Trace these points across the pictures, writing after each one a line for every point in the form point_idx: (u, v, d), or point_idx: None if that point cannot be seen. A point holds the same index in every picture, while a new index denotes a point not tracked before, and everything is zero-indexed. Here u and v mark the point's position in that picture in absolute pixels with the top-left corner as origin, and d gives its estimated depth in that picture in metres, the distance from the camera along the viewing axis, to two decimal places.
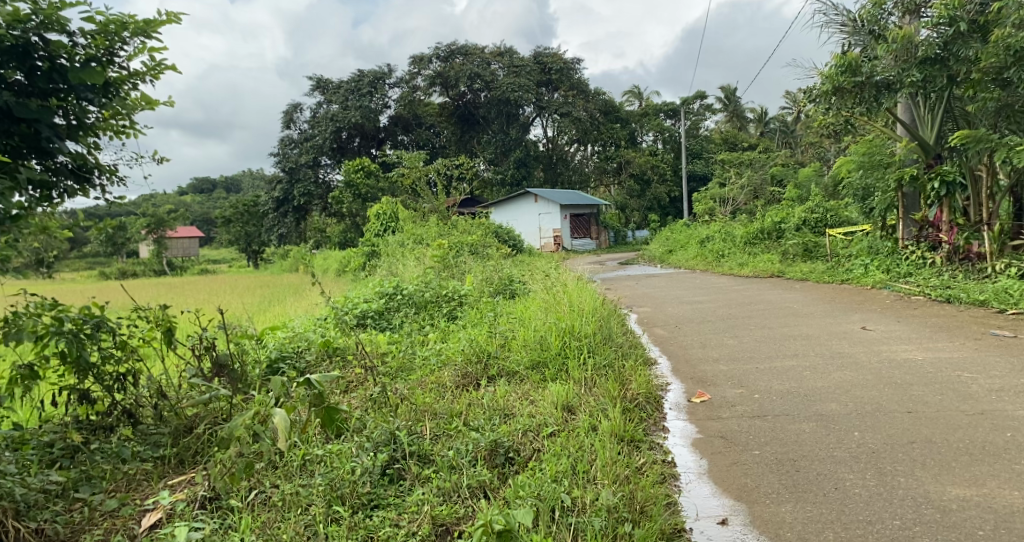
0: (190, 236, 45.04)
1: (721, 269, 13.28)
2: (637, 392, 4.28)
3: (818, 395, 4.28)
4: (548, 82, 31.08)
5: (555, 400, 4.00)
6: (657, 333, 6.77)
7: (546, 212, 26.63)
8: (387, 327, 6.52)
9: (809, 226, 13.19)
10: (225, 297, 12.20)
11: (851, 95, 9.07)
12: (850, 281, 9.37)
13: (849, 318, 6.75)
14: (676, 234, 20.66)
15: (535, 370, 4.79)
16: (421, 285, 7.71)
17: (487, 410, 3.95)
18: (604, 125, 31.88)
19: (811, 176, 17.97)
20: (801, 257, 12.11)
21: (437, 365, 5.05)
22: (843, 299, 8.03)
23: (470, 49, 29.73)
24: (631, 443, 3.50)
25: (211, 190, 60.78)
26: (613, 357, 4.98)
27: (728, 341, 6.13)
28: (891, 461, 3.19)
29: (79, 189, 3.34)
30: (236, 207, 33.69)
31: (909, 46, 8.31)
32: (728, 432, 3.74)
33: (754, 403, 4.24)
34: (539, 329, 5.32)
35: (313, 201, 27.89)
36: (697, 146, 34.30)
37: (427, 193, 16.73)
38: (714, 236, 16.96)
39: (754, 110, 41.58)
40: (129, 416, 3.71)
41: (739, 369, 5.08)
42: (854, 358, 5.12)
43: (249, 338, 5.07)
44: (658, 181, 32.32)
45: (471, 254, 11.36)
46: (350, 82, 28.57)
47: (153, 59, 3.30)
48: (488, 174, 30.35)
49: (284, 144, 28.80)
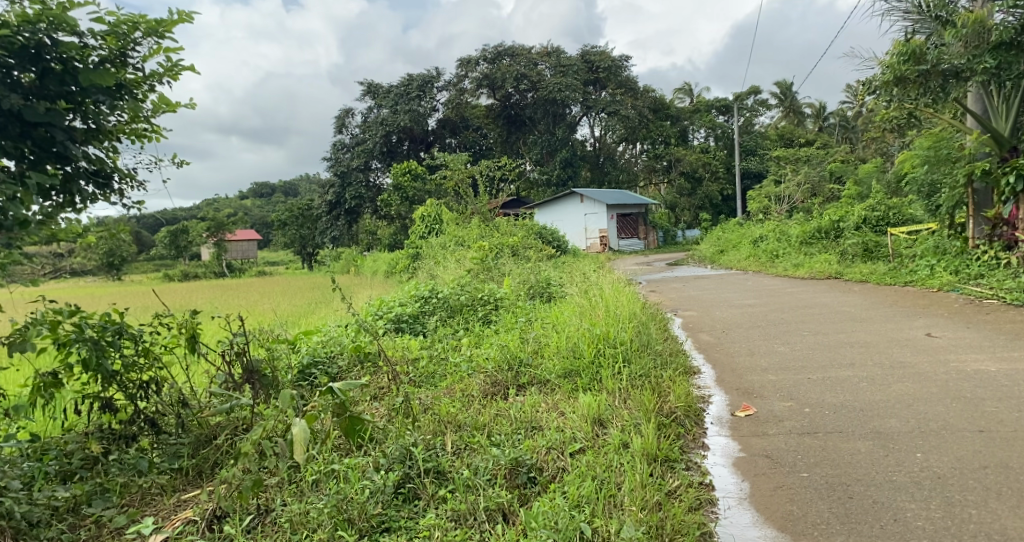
0: (250, 239, 46.56)
1: (774, 270, 12.72)
2: (675, 405, 4.01)
3: (876, 409, 3.93)
4: (595, 82, 30.69)
5: (585, 413, 3.79)
6: (701, 338, 6.45)
7: (593, 212, 26.26)
8: (422, 332, 6.38)
9: (870, 224, 12.48)
10: (274, 300, 12.41)
11: (914, 86, 8.49)
12: (913, 284, 8.80)
13: (912, 324, 6.28)
14: (728, 233, 20.01)
15: (567, 379, 4.58)
16: (458, 288, 7.58)
17: (513, 422, 3.80)
18: (653, 123, 31.27)
19: (872, 173, 17.15)
20: (861, 257, 11.48)
21: (467, 372, 4.92)
22: (905, 303, 7.50)
23: (517, 50, 29.53)
24: (666, 463, 3.25)
25: (270, 195, 62.79)
26: (651, 366, 4.72)
27: (777, 348, 5.77)
28: (960, 488, 2.85)
29: (100, 193, 3.30)
30: (291, 211, 34.53)
31: (981, 31, 7.73)
32: (773, 451, 3.46)
33: (803, 418, 3.92)
34: (573, 336, 5.10)
35: (363, 204, 28.26)
36: (751, 143, 33.31)
37: (471, 195, 16.68)
38: (767, 236, 16.34)
39: (812, 104, 40.09)
40: (151, 424, 3.64)
41: (788, 380, 4.75)
42: (917, 369, 4.71)
43: (280, 342, 5.04)
44: (710, 179, 31.53)
45: (513, 256, 11.18)
46: (399, 87, 28.82)
47: (169, 60, 3.18)
48: (535, 175, 30.18)
49: (335, 148, 29.30)
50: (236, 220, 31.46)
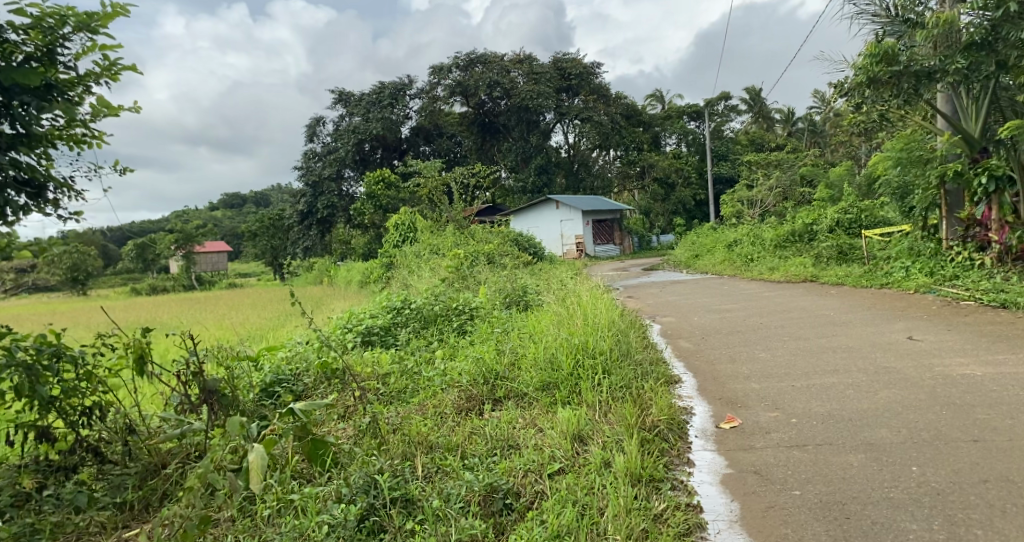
0: (220, 250, 45.78)
1: (750, 274, 12.69)
2: (658, 417, 3.82)
3: (866, 418, 3.78)
4: (568, 88, 30.66)
5: (564, 429, 3.60)
6: (681, 345, 6.29)
7: (568, 218, 26.19)
8: (394, 344, 6.13)
9: (843, 227, 12.51)
10: (243, 313, 12.03)
11: (887, 87, 8.49)
12: (890, 286, 8.78)
13: (893, 327, 6.19)
14: (703, 238, 20.04)
15: (545, 392, 4.37)
16: (431, 298, 7.34)
17: (488, 441, 3.60)
18: (627, 129, 31.33)
19: (844, 176, 17.29)
20: (835, 260, 11.47)
21: (441, 386, 4.71)
22: (883, 306, 7.43)
23: (489, 57, 29.43)
24: (650, 483, 3.06)
25: (241, 205, 62.03)
26: (632, 377, 4.53)
27: (759, 355, 5.62)
28: (963, 507, 2.74)
29: (34, 206, 3.00)
30: (262, 222, 33.94)
31: (951, 32, 7.80)
32: (762, 466, 3.30)
33: (791, 428, 3.77)
34: (550, 346, 4.90)
35: (336, 213, 27.86)
36: (722, 149, 33.59)
37: (445, 202, 16.45)
38: (742, 240, 16.36)
39: (781, 110, 40.55)
40: (94, 454, 3.33)
41: (773, 388, 4.59)
42: (903, 374, 4.59)
43: (241, 359, 4.78)
44: (683, 184, 31.71)
45: (488, 264, 10.97)
46: (371, 95, 28.51)
47: (106, 59, 2.93)
48: (509, 182, 30.05)
49: (307, 157, 28.86)
50: (205, 231, 30.82)
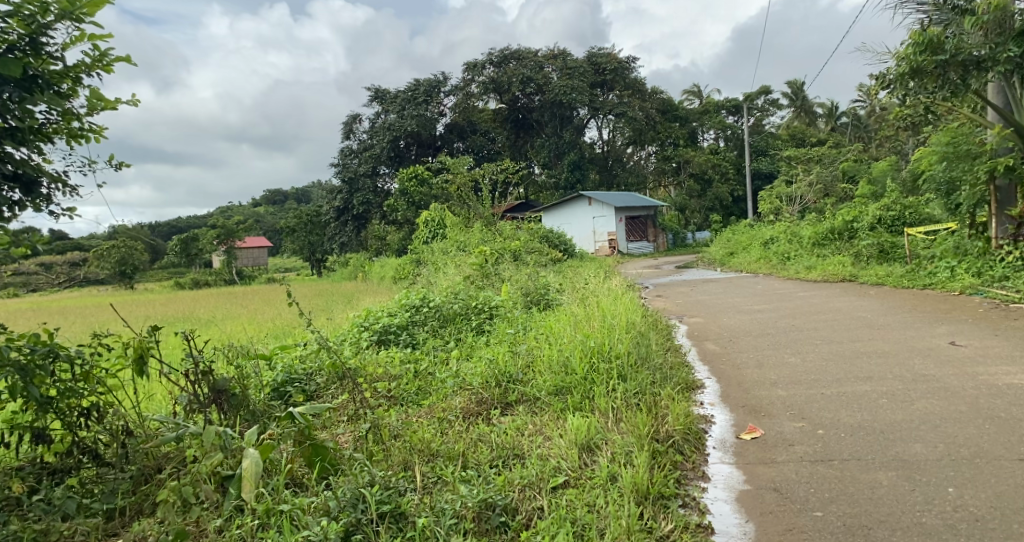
0: (260, 246, 46.73)
1: (786, 273, 12.29)
2: (672, 427, 3.60)
3: (899, 431, 3.52)
4: (602, 83, 30.21)
5: (572, 438, 3.43)
6: (707, 348, 6.05)
7: (601, 215, 25.88)
8: (412, 344, 6.00)
9: (885, 224, 11.98)
10: (274, 309, 12.16)
11: (932, 78, 8.02)
12: (934, 286, 8.35)
13: (934, 331, 5.84)
14: (738, 235, 19.54)
15: (557, 398, 4.19)
16: (451, 296, 7.21)
17: (494, 450, 3.45)
18: (662, 124, 30.80)
19: (888, 172, 16.62)
20: (876, 259, 10.99)
21: (453, 388, 4.58)
22: (925, 308, 7.05)
23: (523, 52, 29.16)
24: (658, 501, 2.88)
25: (283, 202, 63.37)
26: (649, 383, 4.31)
27: (787, 360, 5.35)
28: (1002, 535, 2.49)
29: (28, 201, 2.94)
30: (299, 218, 34.44)
31: (1004, 17, 7.40)
32: (781, 483, 3.07)
33: (816, 441, 3.52)
34: (565, 348, 4.71)
35: (371, 209, 28.09)
36: (762, 144, 32.80)
37: (475, 199, 16.35)
38: (779, 238, 15.88)
39: (824, 104, 39.31)
40: (92, 456, 3.28)
41: (801, 396, 4.33)
42: (942, 383, 4.29)
43: (253, 359, 4.72)
44: (720, 180, 31.05)
45: (514, 262, 10.81)
46: (405, 92, 28.58)
47: (97, 49, 2.85)
48: (543, 178, 29.83)
49: (342, 154, 29.12)
50: (245, 228, 31.40)
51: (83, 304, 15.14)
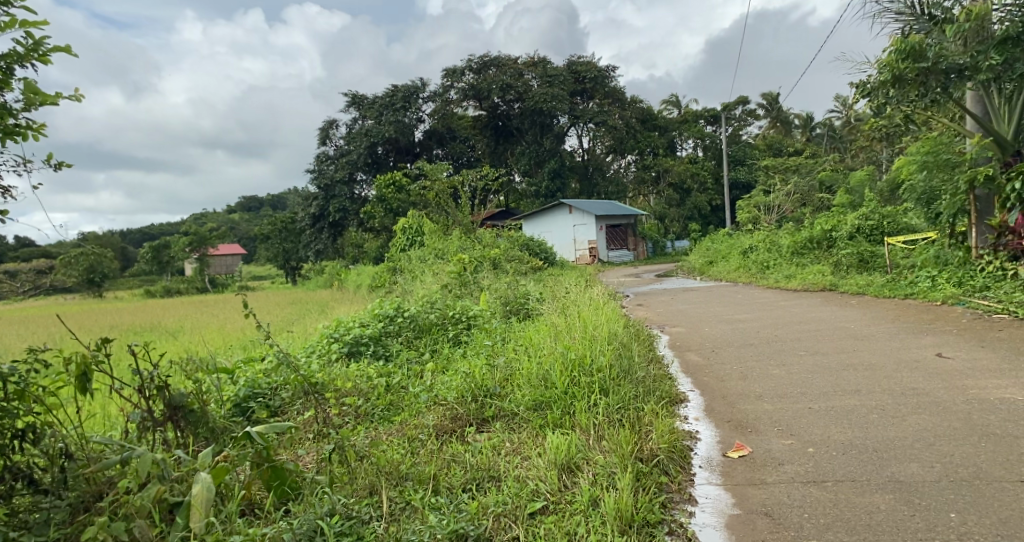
0: (234, 253, 45.96)
1: (766, 282, 12.22)
2: (657, 445, 3.40)
3: (893, 449, 3.37)
4: (582, 92, 30.22)
5: (552, 457, 3.22)
6: (690, 359, 5.87)
7: (581, 223, 25.83)
8: (385, 357, 5.73)
9: (864, 234, 11.95)
10: (245, 318, 11.77)
11: (913, 86, 7.96)
12: (915, 296, 8.28)
13: (920, 342, 5.73)
14: (718, 244, 19.49)
15: (536, 413, 3.97)
16: (426, 305, 6.96)
17: (468, 471, 3.23)
18: (641, 133, 30.82)
19: (865, 182, 16.69)
20: (855, 268, 10.95)
21: (427, 404, 4.34)
22: (907, 318, 6.95)
23: (503, 60, 29.08)
24: (643, 529, 2.68)
25: (259, 208, 62.63)
26: (631, 397, 4.10)
27: (772, 372, 5.16)
28: None
29: None
30: (274, 225, 33.90)
31: (983, 25, 7.35)
32: (773, 507, 2.89)
33: (808, 460, 3.35)
34: (545, 361, 4.48)
35: (348, 216, 27.70)
36: (739, 153, 33.00)
37: (454, 205, 16.14)
38: (757, 247, 15.85)
39: (800, 115, 39.70)
40: (28, 480, 2.97)
41: (788, 410, 4.15)
42: (933, 397, 4.16)
43: (214, 373, 4.42)
44: (699, 190, 31.15)
45: (492, 269, 10.58)
46: (384, 98, 28.30)
47: (31, 37, 2.60)
48: (523, 186, 29.67)
49: (320, 160, 28.72)
50: (219, 234, 30.81)
51: (46, 313, 14.58)
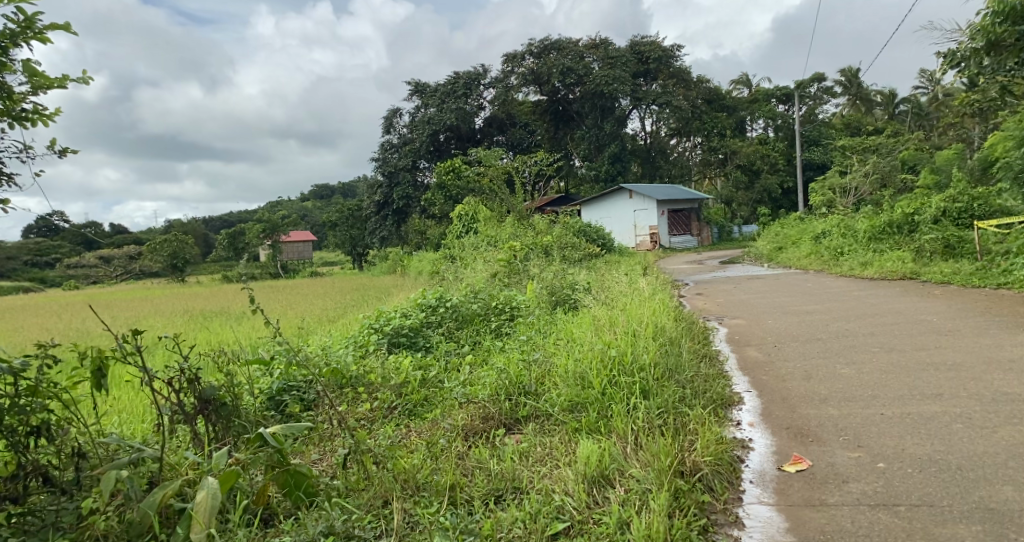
0: (304, 241, 47.35)
1: (839, 269, 11.42)
2: (701, 457, 3.04)
3: (980, 468, 2.90)
4: (645, 72, 29.27)
5: (582, 468, 2.92)
6: (749, 355, 5.44)
7: (642, 208, 25.14)
8: (424, 349, 5.54)
9: (951, 217, 10.97)
10: (306, 305, 11.88)
11: (1012, 52, 7.16)
12: (1008, 287, 7.50)
13: (1016, 338, 5.10)
14: (788, 229, 18.50)
15: (571, 416, 3.68)
16: (468, 295, 6.74)
17: (491, 481, 2.98)
18: (708, 114, 29.66)
19: (952, 161, 15.46)
20: (940, 255, 10.07)
21: (460, 401, 4.11)
22: (1000, 311, 6.26)
23: (564, 43, 28.47)
24: None
25: (330, 196, 64.45)
26: (677, 400, 3.75)
27: (840, 372, 4.67)
28: None
29: None
30: (341, 212, 34.56)
31: None
32: (834, 535, 2.51)
33: (877, 477, 2.92)
34: (583, 358, 4.17)
35: (411, 203, 27.85)
36: (814, 133, 31.37)
37: (508, 192, 15.89)
38: (830, 231, 14.93)
39: (881, 92, 37.27)
40: (43, 478, 2.87)
41: (856, 416, 3.71)
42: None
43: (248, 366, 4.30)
44: (769, 171, 29.76)
45: (543, 257, 10.26)
46: (445, 85, 28.26)
47: (21, 11, 2.47)
48: (583, 171, 29.12)
49: (383, 148, 28.95)
50: (289, 222, 31.62)
51: (125, 298, 15.19)
